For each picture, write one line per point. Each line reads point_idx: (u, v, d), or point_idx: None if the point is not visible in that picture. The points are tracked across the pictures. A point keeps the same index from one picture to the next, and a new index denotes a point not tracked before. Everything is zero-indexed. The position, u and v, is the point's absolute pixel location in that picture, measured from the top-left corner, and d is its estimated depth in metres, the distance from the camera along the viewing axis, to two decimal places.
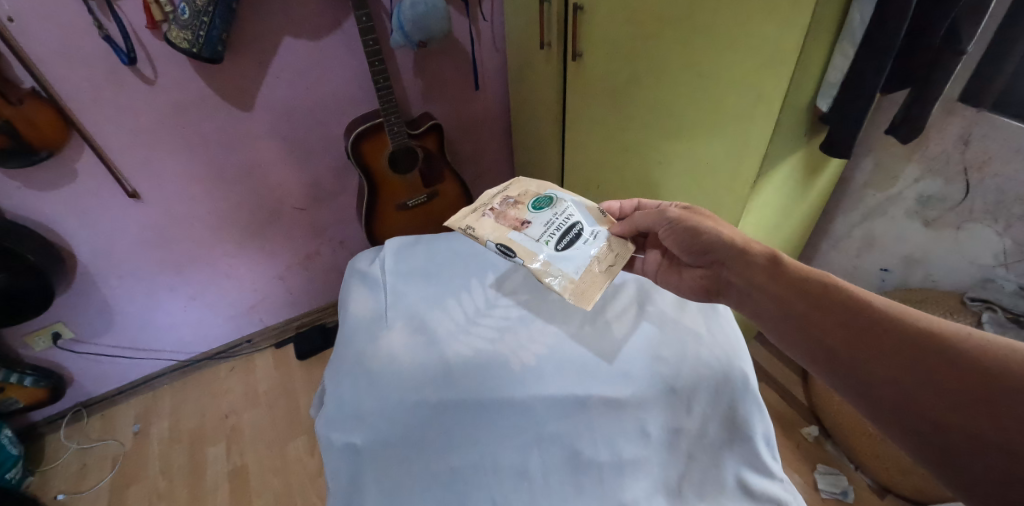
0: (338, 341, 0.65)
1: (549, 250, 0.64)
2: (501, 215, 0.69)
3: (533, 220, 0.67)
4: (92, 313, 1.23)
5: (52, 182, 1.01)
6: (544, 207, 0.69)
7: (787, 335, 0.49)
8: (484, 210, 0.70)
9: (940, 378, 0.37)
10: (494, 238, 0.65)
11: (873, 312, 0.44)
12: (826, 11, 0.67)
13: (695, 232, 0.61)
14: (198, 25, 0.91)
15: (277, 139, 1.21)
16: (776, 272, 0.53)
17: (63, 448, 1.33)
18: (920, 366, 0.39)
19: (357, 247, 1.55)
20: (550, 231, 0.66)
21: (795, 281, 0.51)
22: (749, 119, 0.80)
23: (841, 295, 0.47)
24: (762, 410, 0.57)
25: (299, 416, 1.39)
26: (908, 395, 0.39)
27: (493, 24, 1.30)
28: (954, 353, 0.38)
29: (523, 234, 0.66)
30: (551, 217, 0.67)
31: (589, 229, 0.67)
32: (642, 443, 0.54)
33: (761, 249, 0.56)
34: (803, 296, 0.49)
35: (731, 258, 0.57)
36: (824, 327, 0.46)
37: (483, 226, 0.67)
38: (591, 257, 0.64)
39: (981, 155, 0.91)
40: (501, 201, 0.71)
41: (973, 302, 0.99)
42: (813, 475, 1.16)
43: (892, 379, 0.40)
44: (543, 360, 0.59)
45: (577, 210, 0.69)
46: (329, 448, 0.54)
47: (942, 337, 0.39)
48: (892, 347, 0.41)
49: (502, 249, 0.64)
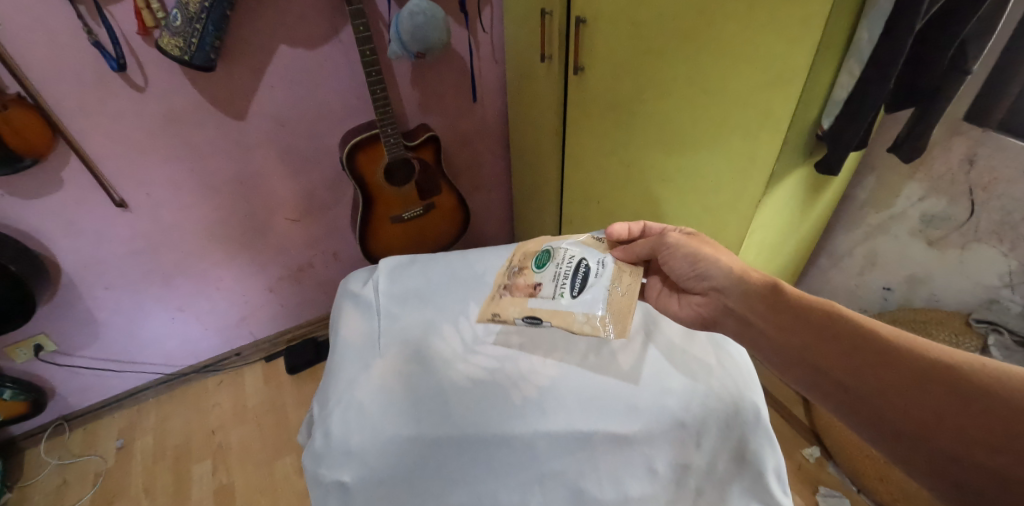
0: (328, 367, 0.62)
1: (567, 301, 0.61)
2: (514, 288, 0.66)
3: (542, 281, 0.64)
4: (75, 326, 1.19)
5: (37, 190, 0.98)
6: (545, 263, 0.66)
7: (794, 365, 0.47)
8: (499, 291, 0.67)
9: (961, 413, 0.36)
10: (519, 314, 0.62)
11: (882, 341, 0.42)
12: (836, 29, 0.65)
13: (694, 259, 0.59)
14: (191, 32, 0.88)
15: (271, 148, 1.19)
16: (776, 301, 0.51)
17: (42, 464, 1.28)
18: (937, 398, 0.37)
19: (350, 259, 1.52)
20: (562, 281, 0.62)
21: (800, 311, 0.49)
22: (755, 137, 0.78)
23: (846, 323, 0.45)
24: (773, 443, 0.54)
25: (289, 432, 1.35)
26: (928, 427, 0.37)
27: (493, 35, 1.29)
28: (971, 387, 0.36)
29: (539, 297, 0.62)
30: (556, 270, 0.64)
31: (595, 260, 0.64)
32: (649, 481, 0.51)
33: (761, 278, 0.54)
34: (808, 325, 0.47)
35: (728, 285, 0.55)
36: (832, 355, 0.44)
37: (505, 306, 0.64)
38: (608, 287, 0.61)
39: (988, 175, 0.90)
40: (509, 275, 0.68)
41: (979, 324, 0.99)
42: (814, 497, 1.14)
43: (909, 414, 0.38)
44: (545, 392, 0.56)
45: (577, 249, 0.66)
46: (316, 485, 0.50)
47: (957, 368, 0.38)
48: (906, 379, 0.39)
49: (530, 320, 0.61)
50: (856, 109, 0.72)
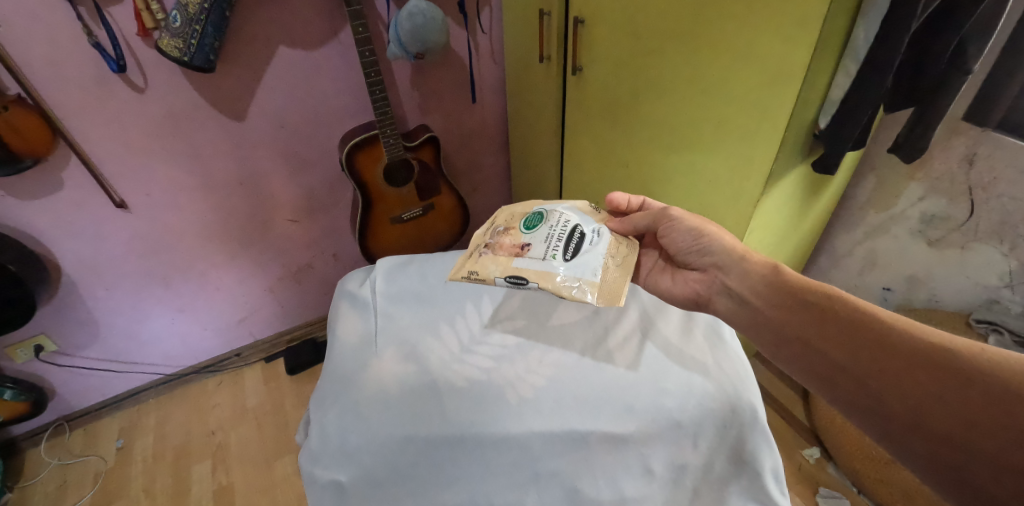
0: (326, 367, 0.62)
1: (559, 263, 0.61)
2: (498, 247, 0.67)
3: (532, 241, 0.64)
4: (75, 326, 1.19)
5: (37, 191, 0.98)
6: (537, 224, 0.66)
7: (793, 349, 0.48)
8: (481, 250, 0.68)
9: (950, 393, 0.37)
10: (500, 273, 0.63)
11: (880, 325, 0.43)
12: (834, 29, 0.65)
13: (699, 234, 0.62)
14: (190, 33, 0.88)
15: (271, 149, 1.19)
16: (776, 281, 0.53)
17: (43, 464, 1.28)
18: (928, 378, 0.38)
19: (350, 260, 1.52)
20: (555, 243, 0.63)
21: (799, 295, 0.51)
22: (753, 137, 0.78)
23: (843, 307, 0.47)
24: (770, 443, 0.54)
25: (288, 432, 1.35)
26: (920, 408, 0.38)
27: (492, 36, 1.29)
28: (962, 368, 0.37)
29: (528, 257, 0.63)
30: (548, 231, 0.64)
31: (591, 229, 0.65)
32: (645, 481, 0.51)
33: (762, 260, 0.56)
34: (807, 309, 0.49)
35: (730, 263, 0.58)
36: (828, 338, 0.45)
37: (485, 265, 0.65)
38: (604, 256, 0.63)
39: (987, 175, 0.90)
40: (494, 234, 0.69)
41: (979, 324, 0.99)
42: (814, 498, 1.14)
43: (903, 395, 0.39)
44: (542, 392, 0.56)
45: (571, 213, 0.67)
46: (312, 484, 0.51)
47: (951, 351, 0.39)
48: (899, 362, 0.40)
49: (512, 280, 0.62)
50: (852, 108, 0.72)
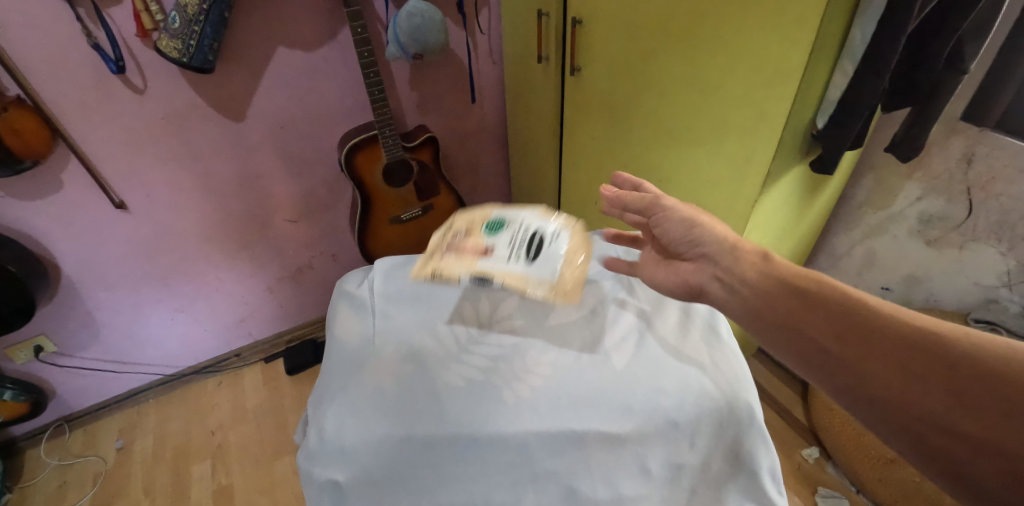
0: (324, 366, 0.62)
1: (523, 264, 0.62)
2: (460, 249, 0.66)
3: (494, 244, 0.65)
4: (75, 327, 1.20)
5: (36, 192, 0.98)
6: (499, 229, 0.67)
7: (776, 334, 0.43)
8: (442, 251, 0.67)
9: (943, 381, 0.32)
10: (465, 271, 0.62)
11: (865, 311, 0.39)
12: (831, 29, 0.65)
13: (691, 224, 0.54)
14: (189, 34, 0.89)
15: (270, 150, 1.19)
16: (765, 269, 0.47)
17: (43, 465, 1.28)
18: (919, 364, 0.34)
19: (350, 261, 1.52)
20: (519, 247, 0.64)
21: (783, 281, 0.45)
22: (751, 137, 0.78)
23: (831, 292, 0.42)
24: (768, 443, 0.54)
25: (287, 433, 1.35)
26: (909, 397, 0.33)
27: (490, 36, 1.29)
28: (954, 355, 0.33)
29: (493, 258, 0.63)
30: (511, 235, 0.65)
31: (551, 230, 0.66)
32: (641, 480, 0.52)
33: (750, 247, 0.50)
34: (792, 295, 0.43)
35: (721, 254, 0.50)
36: (815, 324, 0.40)
37: (449, 264, 0.64)
38: (563, 258, 0.64)
39: (985, 174, 0.90)
40: (454, 237, 0.68)
41: (977, 324, 0.99)
42: (813, 498, 1.14)
43: (890, 385, 0.34)
44: (538, 392, 0.56)
45: (532, 219, 0.68)
46: (310, 484, 0.51)
47: (942, 336, 0.34)
48: (886, 349, 0.36)
49: (478, 278, 0.61)
50: (850, 108, 0.72)
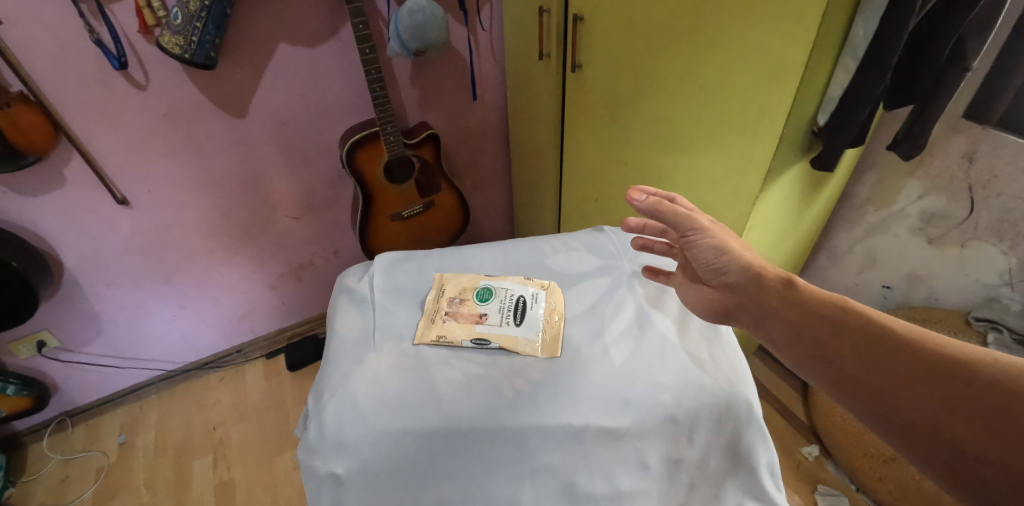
0: (324, 361, 0.62)
1: (513, 328, 0.63)
2: (457, 314, 0.65)
3: (487, 311, 0.66)
4: (78, 323, 1.20)
5: (39, 188, 0.99)
6: (488, 297, 0.68)
7: (802, 358, 0.44)
8: (439, 316, 0.65)
9: (968, 409, 0.33)
10: (467, 337, 0.62)
11: (892, 337, 0.39)
12: (832, 26, 0.65)
13: (720, 250, 0.53)
14: (192, 30, 0.89)
15: (272, 147, 1.19)
16: (790, 295, 0.47)
17: (46, 459, 1.29)
18: (946, 391, 0.35)
19: (351, 258, 1.53)
20: (507, 313, 0.65)
21: (808, 307, 0.45)
22: (752, 135, 0.78)
23: (857, 319, 0.42)
24: (766, 438, 0.55)
25: (288, 429, 1.35)
26: (933, 420, 0.34)
27: (493, 34, 1.29)
28: (979, 380, 0.34)
29: (486, 325, 0.64)
30: (501, 304, 0.67)
31: (530, 294, 0.68)
32: (641, 475, 0.53)
33: (775, 273, 0.50)
34: (818, 320, 0.44)
35: (746, 283, 0.51)
36: (841, 349, 0.41)
37: (453, 329, 0.63)
38: (542, 317, 0.64)
39: (987, 173, 0.90)
40: (449, 301, 0.67)
41: (978, 322, 0.98)
42: (813, 496, 1.14)
43: (917, 410, 0.35)
44: (536, 386, 0.56)
45: (515, 285, 0.70)
46: (311, 476, 0.51)
47: (966, 363, 0.35)
48: (914, 376, 0.37)
49: (478, 343, 0.62)
50: (851, 105, 0.71)
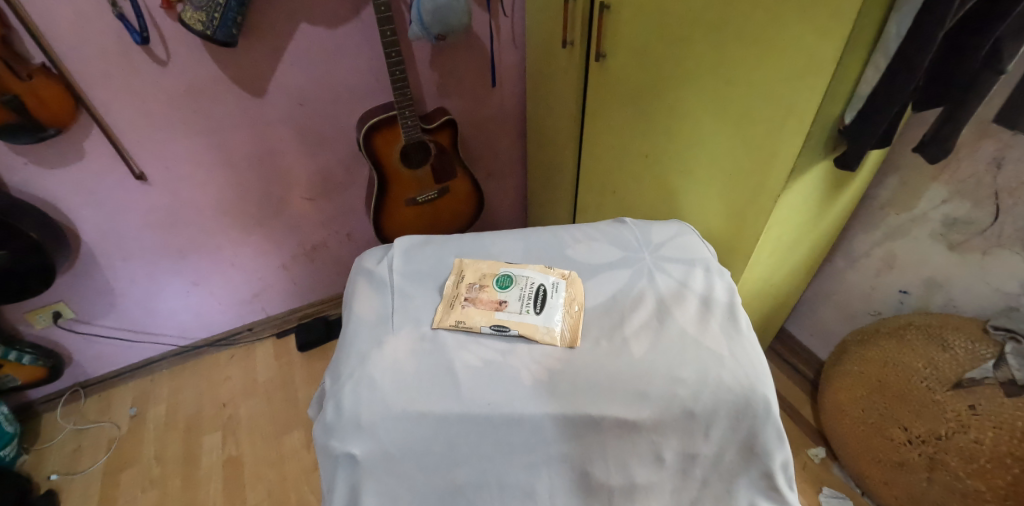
0: (340, 341, 0.63)
1: (533, 317, 0.62)
2: (476, 300, 0.65)
3: (507, 298, 0.65)
4: (93, 296, 1.22)
5: (59, 160, 0.99)
6: (509, 285, 0.67)
7: None
8: (459, 302, 0.64)
9: None
10: (486, 323, 0.61)
11: None
12: (867, 20, 0.62)
13: None
14: (214, 7, 0.88)
15: (289, 127, 1.19)
16: None
17: (59, 428, 1.31)
18: None
19: (365, 241, 1.53)
20: (527, 301, 0.65)
21: None
22: (778, 130, 0.75)
23: None
24: (783, 436, 0.55)
25: (298, 408, 1.37)
26: None
27: (513, 20, 1.27)
28: None
29: (506, 312, 0.63)
30: (521, 291, 0.66)
31: (550, 283, 0.67)
32: (654, 468, 0.54)
33: None
34: None
35: None
36: None
37: (470, 315, 0.62)
38: (563, 306, 0.64)
39: (1015, 180, 0.87)
40: (470, 288, 0.67)
41: (996, 331, 0.89)
42: (818, 498, 1.17)
43: None
44: (555, 375, 0.55)
45: (535, 273, 0.69)
46: (326, 454, 0.52)
47: None
48: None
49: (498, 329, 0.61)
50: (880, 104, 0.70)
